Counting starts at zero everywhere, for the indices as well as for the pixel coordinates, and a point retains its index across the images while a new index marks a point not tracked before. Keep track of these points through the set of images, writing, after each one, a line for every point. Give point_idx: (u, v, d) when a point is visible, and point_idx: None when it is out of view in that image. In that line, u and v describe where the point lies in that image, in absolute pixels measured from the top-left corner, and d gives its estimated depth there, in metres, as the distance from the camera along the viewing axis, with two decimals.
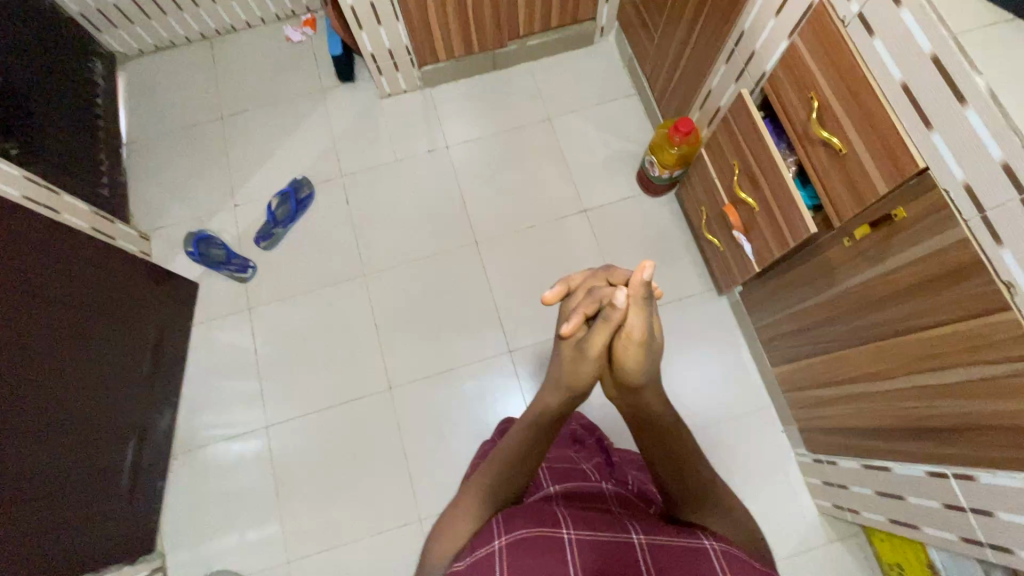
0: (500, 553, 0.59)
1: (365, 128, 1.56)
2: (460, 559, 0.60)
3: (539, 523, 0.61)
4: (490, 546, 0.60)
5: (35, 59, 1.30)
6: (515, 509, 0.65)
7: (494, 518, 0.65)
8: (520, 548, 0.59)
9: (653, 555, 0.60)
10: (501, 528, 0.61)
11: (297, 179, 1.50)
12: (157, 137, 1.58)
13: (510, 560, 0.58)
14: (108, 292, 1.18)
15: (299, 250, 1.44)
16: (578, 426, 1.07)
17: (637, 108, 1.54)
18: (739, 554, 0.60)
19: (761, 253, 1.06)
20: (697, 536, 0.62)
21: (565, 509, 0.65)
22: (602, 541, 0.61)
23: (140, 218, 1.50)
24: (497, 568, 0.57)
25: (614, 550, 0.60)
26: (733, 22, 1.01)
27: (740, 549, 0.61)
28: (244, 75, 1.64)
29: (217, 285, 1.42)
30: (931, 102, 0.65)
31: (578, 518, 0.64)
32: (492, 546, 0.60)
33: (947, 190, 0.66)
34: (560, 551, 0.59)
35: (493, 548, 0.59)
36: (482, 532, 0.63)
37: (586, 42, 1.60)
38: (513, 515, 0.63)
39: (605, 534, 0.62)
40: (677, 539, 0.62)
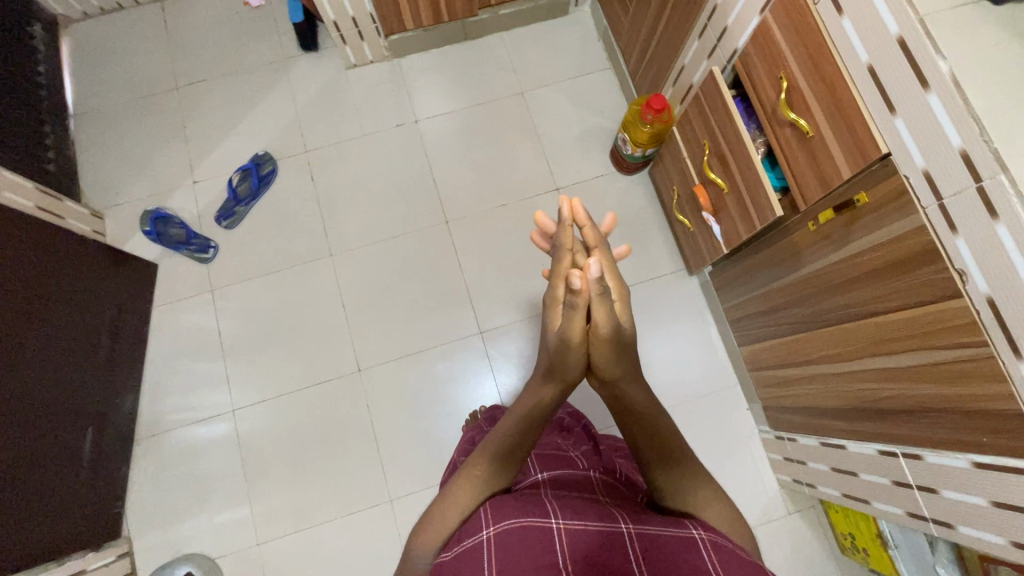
0: (487, 543, 0.61)
1: (330, 101, 1.49)
2: (448, 550, 0.63)
3: (528, 513, 0.63)
4: (479, 536, 0.62)
5: None
6: (505, 500, 0.66)
7: (483, 509, 0.66)
8: (507, 537, 0.61)
9: (643, 542, 0.61)
10: (488, 519, 0.63)
11: (260, 154, 1.43)
12: (107, 108, 1.50)
13: (497, 549, 0.60)
14: (59, 273, 1.13)
15: (263, 230, 1.39)
16: (565, 415, 1.09)
17: (612, 83, 1.51)
18: (726, 545, 0.61)
19: (729, 234, 1.06)
20: (685, 527, 0.64)
21: (554, 500, 0.66)
22: (591, 530, 0.62)
23: (92, 195, 1.43)
24: (483, 557, 0.60)
25: (603, 539, 0.61)
26: None
27: (727, 540, 0.63)
28: (199, 40, 1.54)
29: (177, 265, 1.37)
30: (896, 87, 0.64)
31: (566, 508, 0.65)
32: (481, 537, 0.62)
33: (908, 176, 0.66)
34: (548, 539, 0.60)
35: (481, 538, 0.62)
36: (470, 523, 0.65)
37: (560, 13, 1.54)
38: (501, 507, 0.65)
39: (594, 522, 0.63)
40: (665, 528, 0.63)
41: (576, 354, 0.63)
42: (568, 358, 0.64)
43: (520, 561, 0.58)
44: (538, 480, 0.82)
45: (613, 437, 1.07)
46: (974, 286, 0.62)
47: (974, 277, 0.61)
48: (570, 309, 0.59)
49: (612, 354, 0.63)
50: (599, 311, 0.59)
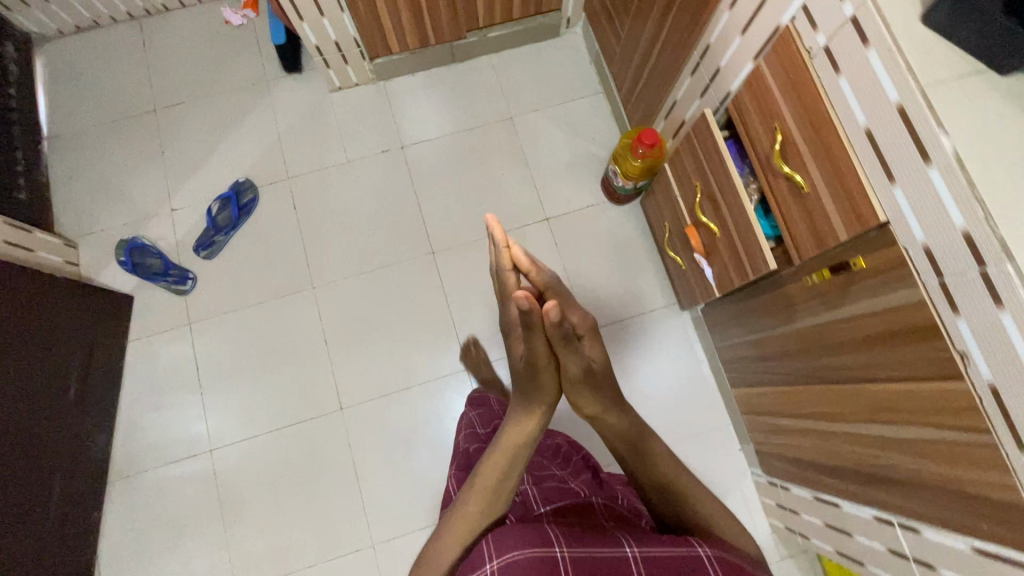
0: None
1: (313, 125, 1.44)
2: None
3: (533, 542, 0.66)
4: (483, 572, 0.65)
5: None
6: (503, 530, 0.69)
7: (484, 542, 0.69)
8: (513, 569, 0.64)
9: (645, 566, 0.67)
10: (494, 553, 0.66)
11: (240, 181, 1.39)
12: (83, 130, 1.45)
13: None
14: (27, 314, 1.08)
15: (242, 260, 1.34)
16: (564, 441, 1.11)
17: (604, 108, 1.47)
18: (727, 561, 0.69)
19: (722, 278, 1.02)
20: (689, 546, 0.70)
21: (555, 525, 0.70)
22: (597, 556, 0.67)
23: (65, 222, 1.38)
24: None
25: (607, 564, 0.67)
26: (697, 36, 0.93)
27: (726, 557, 0.70)
28: (178, 60, 1.49)
29: (153, 297, 1.32)
30: (895, 157, 0.60)
31: (570, 534, 0.69)
32: (485, 572, 0.65)
33: (908, 248, 0.62)
34: (556, 570, 0.65)
35: (487, 572, 0.65)
36: (475, 556, 0.68)
37: (551, 34, 1.50)
38: (505, 537, 0.68)
39: (597, 550, 0.68)
40: (669, 548, 0.69)
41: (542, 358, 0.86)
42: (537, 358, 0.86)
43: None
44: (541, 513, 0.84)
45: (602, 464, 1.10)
46: (976, 370, 0.58)
47: (977, 361, 0.58)
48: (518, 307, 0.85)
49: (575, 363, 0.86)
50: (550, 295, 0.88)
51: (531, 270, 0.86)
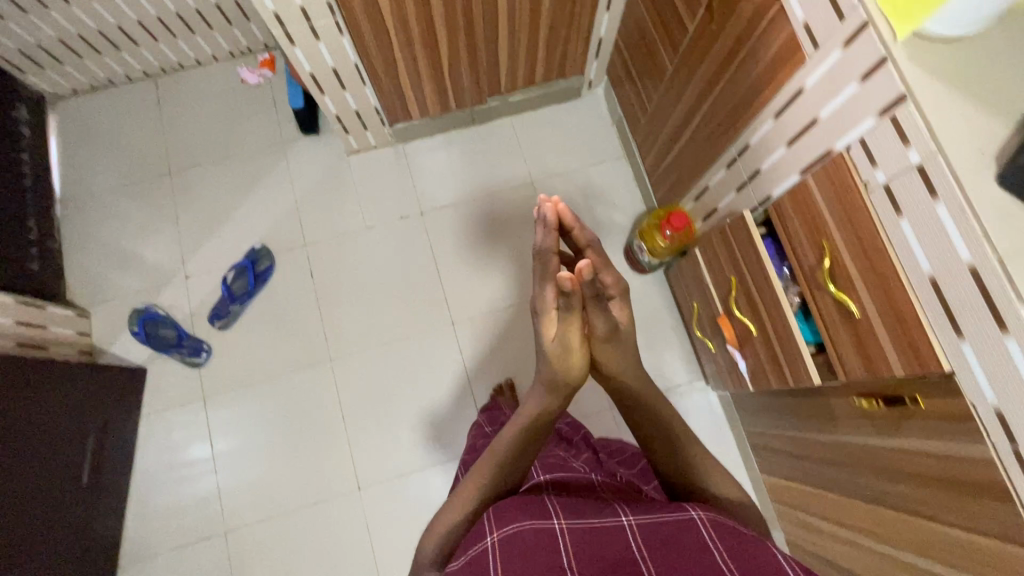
0: (494, 548, 0.67)
1: (330, 189, 1.42)
2: (459, 555, 0.68)
3: (529, 516, 0.69)
4: (484, 542, 0.68)
5: None
6: (505, 504, 0.73)
7: (486, 514, 0.72)
8: (513, 540, 0.67)
9: (640, 532, 0.68)
10: (494, 525, 0.69)
11: (256, 248, 1.36)
12: (96, 192, 1.42)
13: (505, 552, 0.65)
14: (40, 400, 1.06)
15: (258, 331, 1.32)
16: (565, 426, 1.12)
17: (626, 173, 1.44)
18: (723, 522, 0.68)
19: (756, 374, 1.00)
20: (683, 511, 0.70)
21: (555, 502, 0.73)
22: (593, 526, 0.69)
23: (77, 289, 1.35)
24: (489, 559, 0.65)
25: (605, 532, 0.68)
26: (736, 133, 0.91)
27: (723, 518, 0.70)
28: (193, 119, 1.47)
29: (167, 370, 1.29)
30: (966, 314, 0.58)
31: (569, 509, 0.72)
32: (486, 542, 0.67)
33: (975, 405, 0.60)
34: (552, 538, 0.66)
35: (486, 543, 0.67)
36: (477, 531, 0.71)
37: (572, 96, 1.48)
38: (505, 512, 0.71)
39: (595, 521, 0.70)
40: (662, 516, 0.70)
41: (578, 358, 0.77)
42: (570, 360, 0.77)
43: (526, 557, 0.64)
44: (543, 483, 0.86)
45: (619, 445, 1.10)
46: None
47: None
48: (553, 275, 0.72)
49: (612, 350, 0.80)
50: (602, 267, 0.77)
51: (573, 228, 0.76)
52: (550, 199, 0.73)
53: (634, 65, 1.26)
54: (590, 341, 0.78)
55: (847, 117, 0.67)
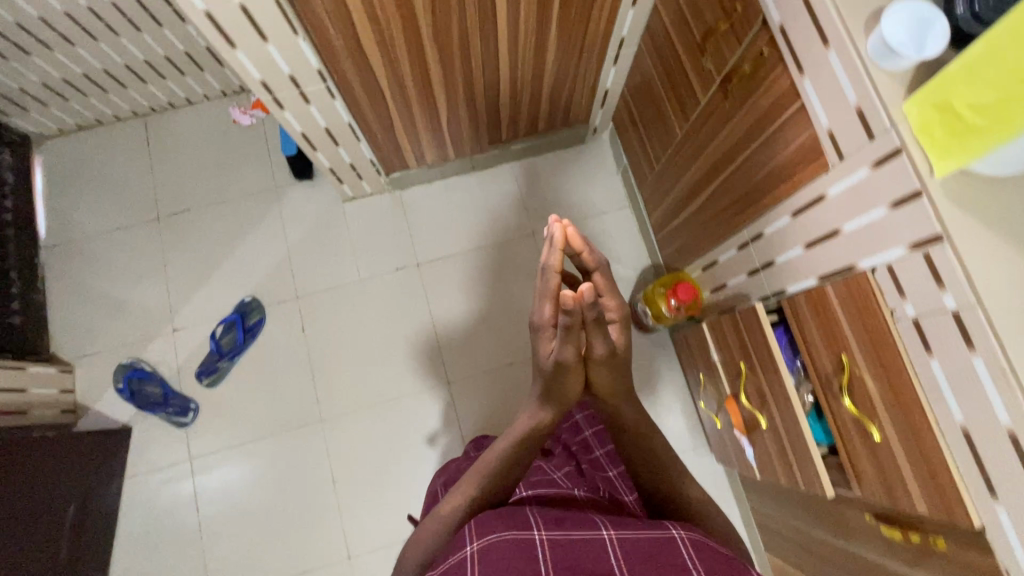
0: (472, 558, 0.64)
1: (324, 238, 1.37)
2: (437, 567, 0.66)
3: (509, 527, 0.67)
4: (463, 552, 0.65)
5: None
6: (485, 515, 0.71)
7: (465, 525, 0.70)
8: (495, 552, 0.64)
9: (621, 547, 0.67)
10: (476, 534, 0.67)
11: (246, 301, 1.31)
12: (81, 238, 1.37)
13: (485, 561, 0.63)
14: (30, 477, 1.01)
15: (248, 389, 1.27)
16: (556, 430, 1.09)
17: (630, 225, 1.39)
18: (703, 542, 0.68)
19: (764, 464, 0.95)
20: (664, 528, 0.70)
21: (536, 513, 0.72)
22: (573, 539, 0.67)
23: (60, 341, 1.30)
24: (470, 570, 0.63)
25: (583, 544, 0.67)
26: (750, 218, 0.86)
27: (703, 537, 0.70)
28: (183, 161, 1.41)
29: (152, 429, 1.24)
30: (1003, 476, 0.53)
31: (550, 520, 0.70)
32: (465, 552, 0.65)
33: (1009, 568, 0.55)
34: (533, 550, 0.65)
35: (467, 553, 0.65)
36: (456, 539, 0.69)
37: (576, 142, 1.43)
38: (486, 521, 0.69)
39: (576, 534, 0.68)
40: (643, 532, 0.69)
41: (573, 375, 0.71)
42: (564, 376, 0.71)
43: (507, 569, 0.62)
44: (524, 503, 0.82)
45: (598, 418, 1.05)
46: None
47: None
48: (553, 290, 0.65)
49: (609, 370, 0.73)
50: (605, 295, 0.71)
51: (581, 251, 0.69)
52: (560, 219, 0.66)
53: (641, 121, 1.20)
54: (586, 360, 0.71)
55: (871, 237, 0.62)
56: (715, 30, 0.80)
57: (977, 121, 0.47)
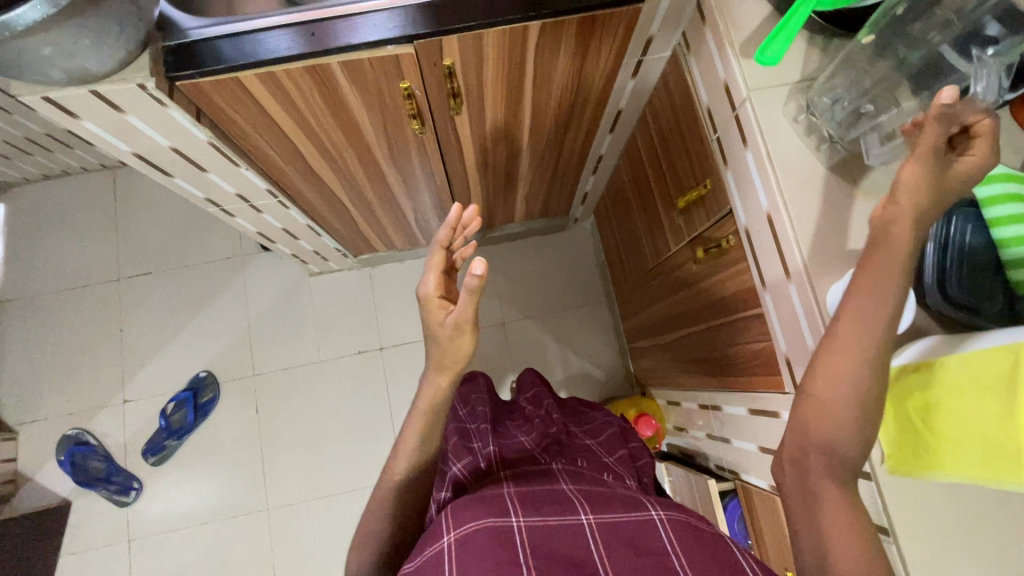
0: (447, 556, 0.51)
1: (287, 314, 1.32)
2: (410, 560, 0.53)
3: (487, 513, 0.54)
4: (439, 544, 0.52)
5: None
6: (461, 498, 0.57)
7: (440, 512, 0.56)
8: (471, 546, 0.51)
9: (605, 534, 0.55)
10: (451, 521, 0.54)
11: (200, 376, 1.27)
12: (38, 295, 1.32)
13: (459, 561, 0.50)
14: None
15: (194, 471, 1.23)
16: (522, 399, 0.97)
17: (604, 321, 1.34)
18: (687, 521, 0.57)
19: None
20: (644, 509, 0.58)
21: (512, 491, 0.59)
22: (553, 526, 0.54)
23: (7, 406, 1.25)
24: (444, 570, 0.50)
25: (564, 531, 0.55)
26: (714, 388, 0.81)
27: (688, 514, 0.58)
28: (150, 220, 1.36)
29: (92, 507, 1.20)
30: None
31: (529, 501, 0.58)
32: (441, 543, 0.52)
33: None
34: (510, 536, 0.52)
35: (442, 545, 0.52)
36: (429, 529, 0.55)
37: (557, 230, 1.37)
38: (462, 504, 0.55)
39: (555, 517, 0.55)
40: (623, 516, 0.57)
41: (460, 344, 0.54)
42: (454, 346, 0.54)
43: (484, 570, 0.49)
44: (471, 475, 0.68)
45: (546, 396, 0.96)
46: None
47: None
48: (451, 276, 0.57)
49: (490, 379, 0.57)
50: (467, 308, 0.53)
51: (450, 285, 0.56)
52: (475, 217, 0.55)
53: (617, 230, 1.14)
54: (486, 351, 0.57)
55: None
56: (684, 196, 0.75)
57: (931, 417, 0.42)
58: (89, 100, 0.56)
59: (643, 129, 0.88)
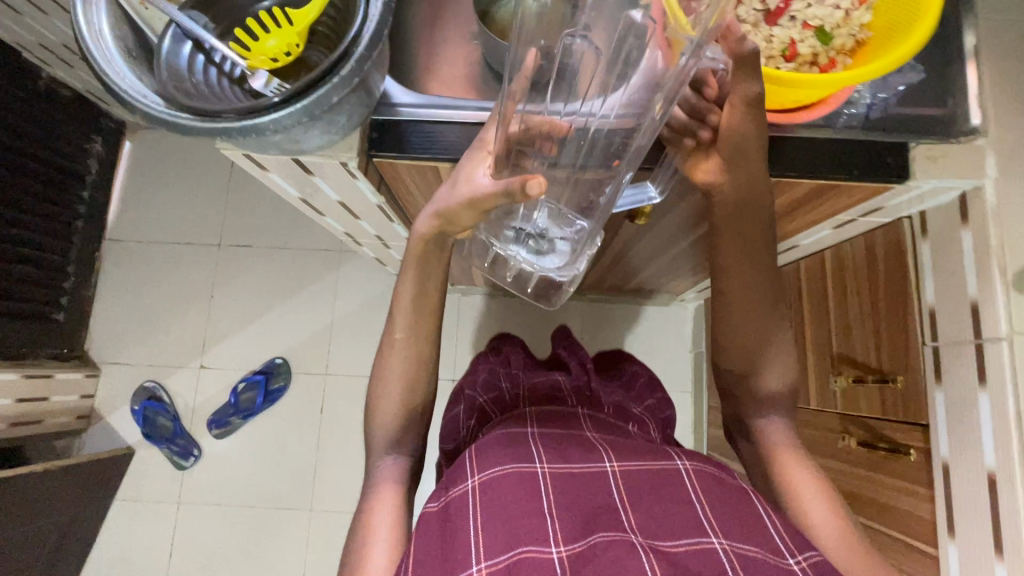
0: (473, 493, 0.57)
1: (370, 320, 1.31)
2: (435, 500, 0.59)
3: (510, 458, 0.59)
4: (464, 486, 0.58)
5: (20, 181, 1.07)
6: (489, 444, 0.62)
7: (467, 455, 0.62)
8: (496, 484, 0.57)
9: (625, 481, 0.59)
10: (476, 464, 0.59)
11: (275, 362, 1.28)
12: (143, 241, 1.35)
13: (484, 500, 0.55)
14: (37, 511, 1.01)
15: (251, 452, 1.25)
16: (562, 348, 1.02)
17: (684, 411, 1.28)
18: (711, 473, 0.60)
19: None
20: (669, 458, 0.62)
21: (534, 439, 0.63)
22: (572, 473, 0.59)
23: (95, 342, 1.29)
24: (472, 503, 0.56)
25: (587, 477, 0.59)
26: None
27: (714, 467, 0.62)
28: (260, 193, 1.36)
29: (152, 461, 1.24)
30: None
31: (553, 450, 0.62)
32: (465, 486, 0.58)
33: None
34: (533, 483, 0.57)
35: (467, 488, 0.57)
36: (456, 470, 0.62)
37: (658, 303, 1.30)
38: (486, 450, 0.61)
39: (579, 466, 0.60)
40: (643, 462, 0.61)
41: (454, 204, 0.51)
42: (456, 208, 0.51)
43: (510, 505, 0.54)
44: (488, 406, 0.82)
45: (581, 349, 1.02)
46: None
47: None
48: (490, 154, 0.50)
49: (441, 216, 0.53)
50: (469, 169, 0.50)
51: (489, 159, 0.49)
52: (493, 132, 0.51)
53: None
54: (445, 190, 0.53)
55: None
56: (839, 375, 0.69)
57: None
58: (284, 163, 0.53)
59: (806, 268, 0.80)
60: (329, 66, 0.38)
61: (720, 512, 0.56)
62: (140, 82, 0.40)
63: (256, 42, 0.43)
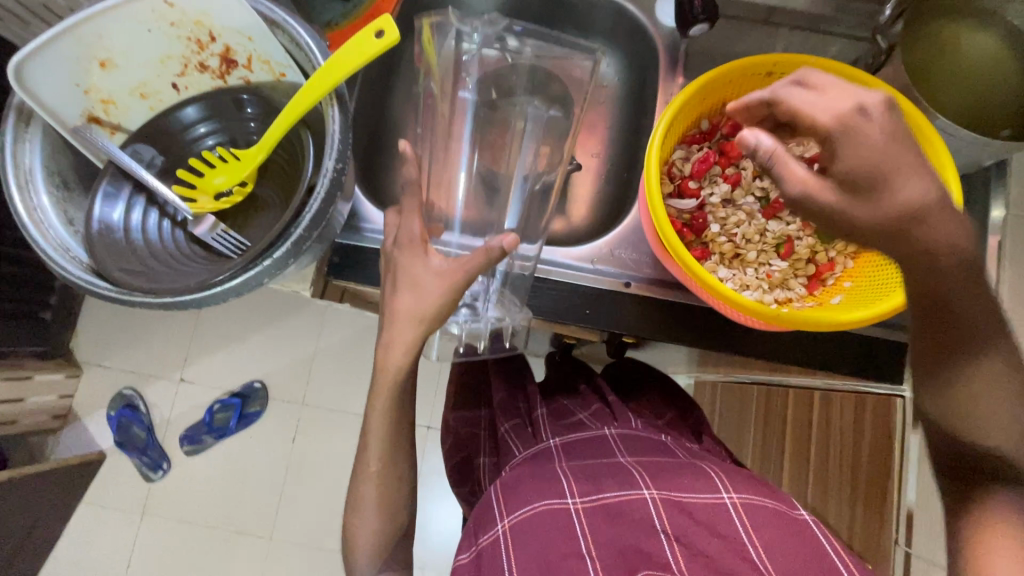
0: (505, 541, 0.53)
1: (354, 355, 1.29)
2: (469, 549, 0.57)
3: (540, 495, 0.55)
4: (494, 531, 0.55)
5: None
6: (519, 476, 0.58)
7: (495, 491, 0.58)
8: (528, 528, 0.53)
9: (666, 511, 0.52)
10: (505, 506, 0.56)
11: (254, 385, 1.27)
12: None
13: (517, 549, 0.52)
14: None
15: (219, 473, 1.25)
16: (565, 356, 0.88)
17: None
18: (768, 504, 0.52)
19: None
20: (716, 486, 0.54)
21: (565, 468, 0.59)
22: (609, 503, 0.54)
23: (80, 342, 1.29)
24: (503, 556, 0.52)
25: (621, 511, 0.54)
26: None
27: (768, 497, 0.53)
28: None
29: (122, 468, 1.25)
30: None
31: (583, 477, 0.57)
32: (496, 531, 0.54)
33: None
34: (568, 523, 0.53)
35: (497, 533, 0.54)
36: (486, 509, 0.58)
37: None
38: (516, 488, 0.57)
39: (611, 495, 0.55)
40: (690, 493, 0.53)
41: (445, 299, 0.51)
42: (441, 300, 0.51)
43: (544, 555, 0.51)
44: (506, 436, 0.71)
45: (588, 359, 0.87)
46: None
47: None
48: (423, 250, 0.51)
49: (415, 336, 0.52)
50: (419, 264, 0.51)
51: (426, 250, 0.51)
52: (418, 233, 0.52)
53: (716, 407, 1.01)
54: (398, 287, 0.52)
55: None
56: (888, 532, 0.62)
57: None
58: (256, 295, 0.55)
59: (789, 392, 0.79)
60: (271, 243, 0.46)
61: (777, 556, 0.48)
62: (70, 235, 0.52)
63: (201, 180, 0.54)
